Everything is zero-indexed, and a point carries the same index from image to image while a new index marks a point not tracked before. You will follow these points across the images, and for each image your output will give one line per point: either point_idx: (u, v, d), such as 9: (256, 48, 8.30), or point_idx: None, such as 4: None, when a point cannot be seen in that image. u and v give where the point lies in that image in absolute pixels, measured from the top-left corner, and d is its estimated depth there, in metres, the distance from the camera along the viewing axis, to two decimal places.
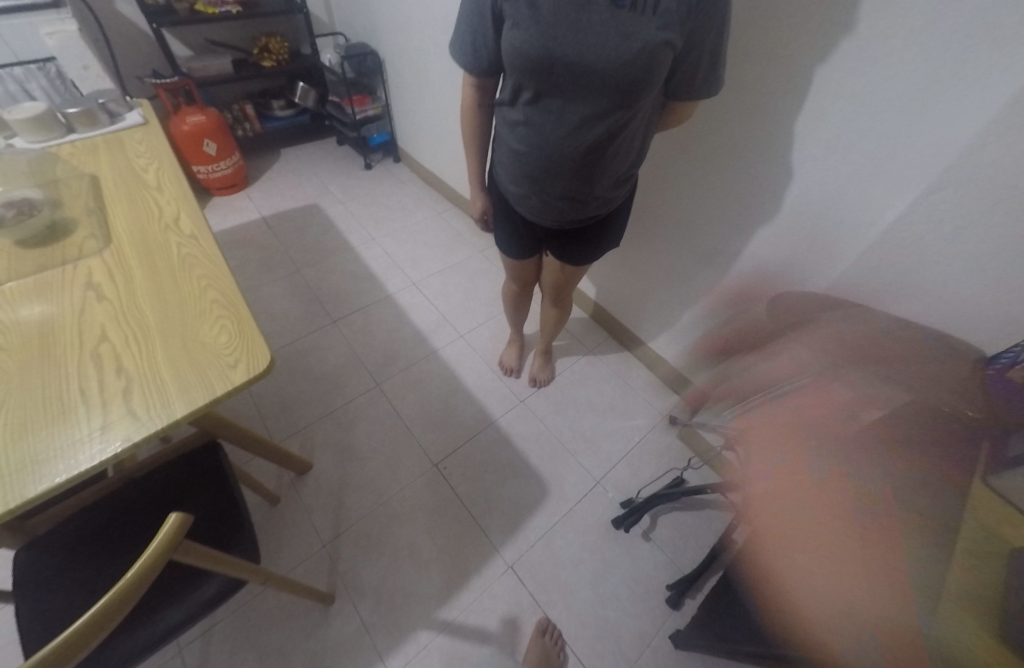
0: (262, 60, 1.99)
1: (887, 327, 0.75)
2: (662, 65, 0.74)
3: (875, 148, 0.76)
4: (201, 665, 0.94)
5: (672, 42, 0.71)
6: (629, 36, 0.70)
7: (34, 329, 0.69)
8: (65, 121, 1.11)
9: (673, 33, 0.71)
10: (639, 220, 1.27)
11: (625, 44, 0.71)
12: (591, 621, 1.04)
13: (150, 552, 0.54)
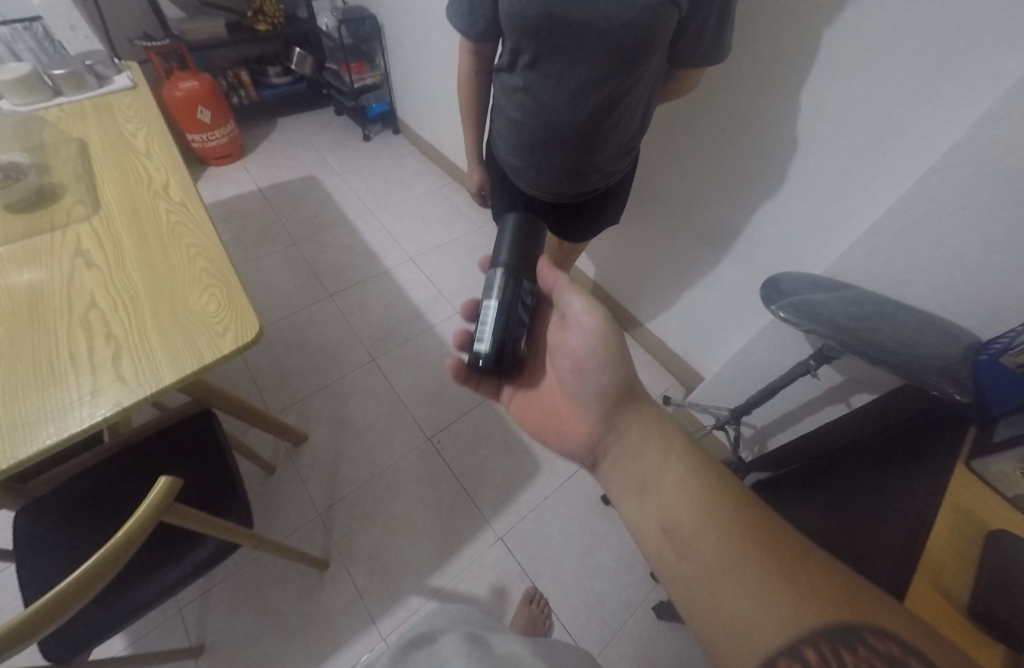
0: (257, 24, 1.93)
1: (882, 310, 0.74)
2: (666, 26, 0.71)
3: (881, 124, 0.74)
4: (200, 623, 0.97)
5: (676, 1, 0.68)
6: None
7: (24, 294, 0.69)
8: (52, 83, 1.06)
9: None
10: (639, 196, 1.24)
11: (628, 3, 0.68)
12: (577, 591, 1.06)
13: (139, 514, 0.56)
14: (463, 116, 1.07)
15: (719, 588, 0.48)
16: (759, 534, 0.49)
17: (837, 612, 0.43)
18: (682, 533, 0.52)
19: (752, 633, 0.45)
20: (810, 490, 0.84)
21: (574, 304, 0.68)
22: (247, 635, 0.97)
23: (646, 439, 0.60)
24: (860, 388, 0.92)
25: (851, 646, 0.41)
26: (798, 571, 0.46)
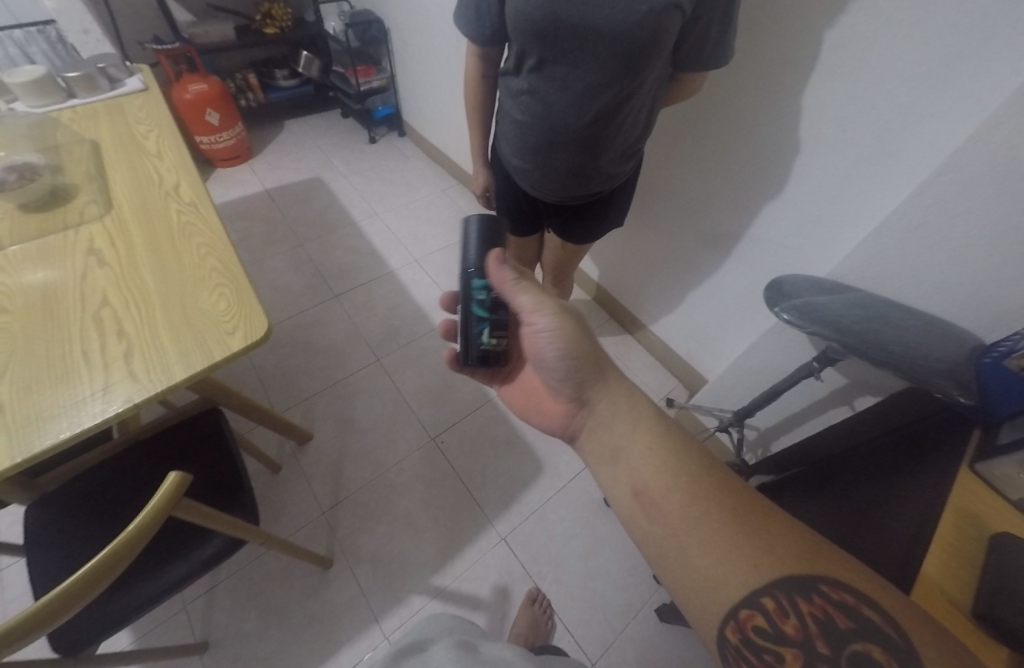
0: (265, 27, 1.95)
1: (887, 312, 0.74)
2: (670, 30, 0.72)
3: (887, 127, 0.74)
4: (205, 620, 0.98)
5: (681, 4, 0.69)
6: None
7: (38, 293, 0.70)
8: (65, 86, 1.08)
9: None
10: (643, 198, 1.25)
11: (633, 7, 0.69)
12: (580, 593, 1.07)
13: (150, 507, 0.57)
14: (469, 118, 1.08)
15: (686, 545, 0.48)
16: (723, 494, 0.50)
17: (794, 564, 0.44)
18: (651, 496, 0.52)
19: (713, 585, 0.46)
20: (813, 494, 0.83)
21: (525, 307, 0.65)
22: (252, 632, 0.98)
23: (615, 411, 0.61)
24: (864, 391, 0.92)
25: (807, 596, 0.42)
26: (758, 527, 0.47)
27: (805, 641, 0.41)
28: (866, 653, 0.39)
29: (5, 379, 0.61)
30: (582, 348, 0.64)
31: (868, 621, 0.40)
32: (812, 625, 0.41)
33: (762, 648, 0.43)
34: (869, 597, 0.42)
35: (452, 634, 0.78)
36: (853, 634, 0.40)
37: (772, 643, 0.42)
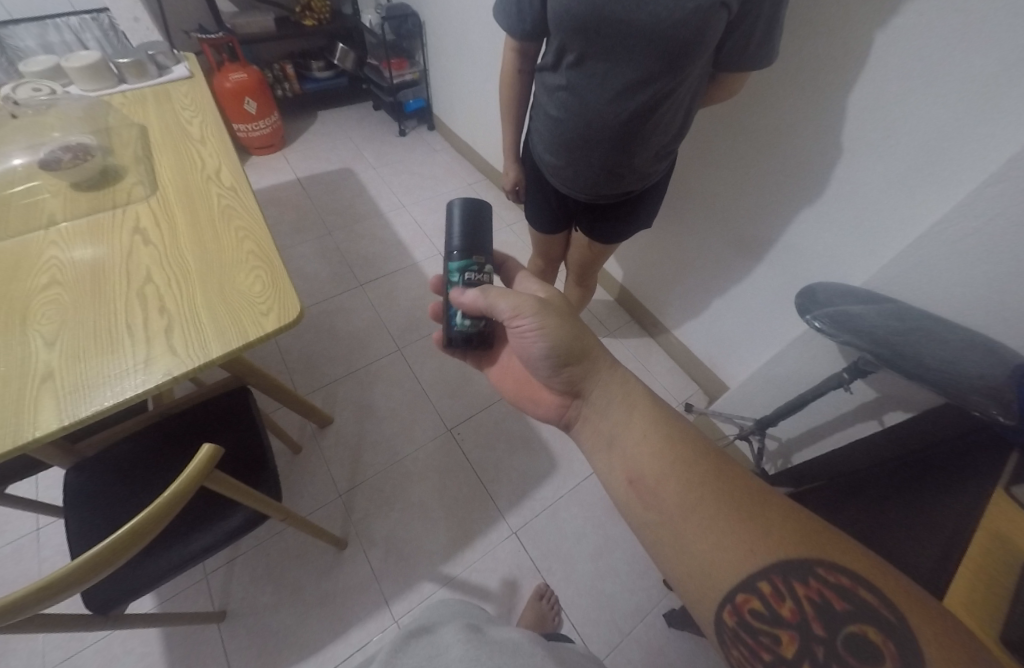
0: (304, 19, 1.99)
1: (925, 323, 0.72)
2: (714, 28, 0.71)
3: (937, 134, 0.72)
4: (224, 591, 1.02)
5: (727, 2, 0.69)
6: None
7: (87, 267, 0.74)
8: (117, 72, 1.13)
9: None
10: (674, 199, 1.24)
11: (678, 4, 0.69)
12: (589, 592, 1.07)
13: (184, 476, 0.60)
14: (501, 114, 1.09)
15: (682, 531, 0.48)
16: (717, 481, 0.49)
17: (789, 547, 0.44)
18: (647, 483, 0.53)
19: (710, 569, 0.46)
20: (837, 508, 0.81)
21: (506, 309, 0.64)
22: (267, 605, 1.01)
23: (607, 401, 0.61)
24: (895, 405, 0.90)
25: (804, 580, 0.42)
26: (753, 512, 0.47)
27: (802, 624, 0.41)
28: (861, 634, 0.39)
29: (55, 347, 0.64)
30: (567, 342, 0.63)
31: (863, 603, 0.40)
32: (809, 608, 0.41)
33: (759, 629, 0.43)
34: (862, 577, 0.41)
35: (461, 617, 0.80)
36: (849, 616, 0.40)
37: (769, 625, 0.43)
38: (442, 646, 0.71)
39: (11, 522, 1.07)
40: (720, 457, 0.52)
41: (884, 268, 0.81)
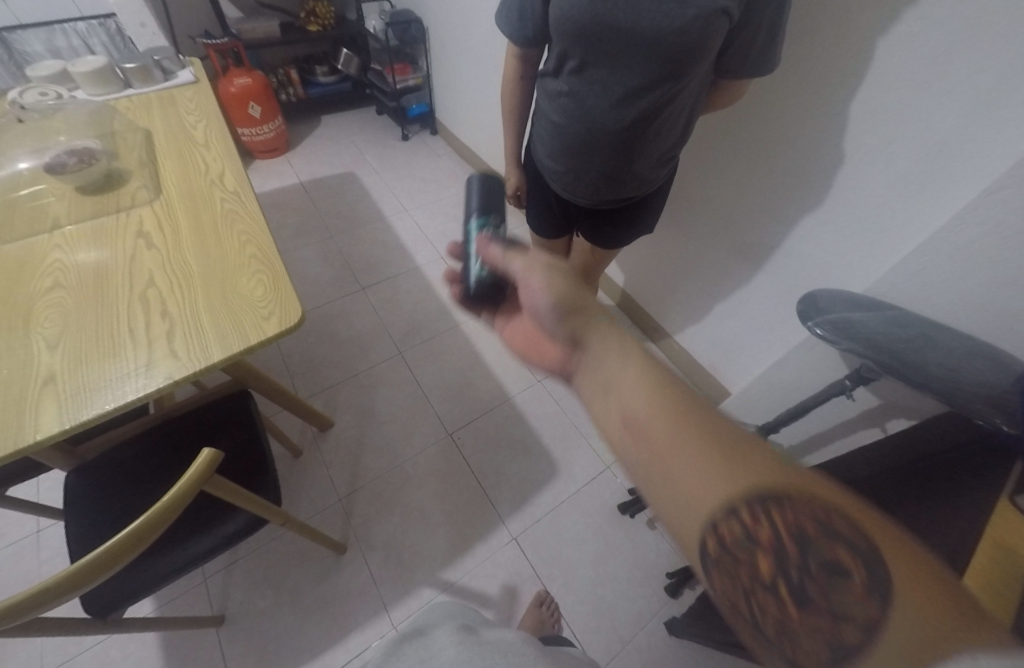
0: (308, 25, 2.01)
1: (928, 330, 0.71)
2: (716, 35, 0.72)
3: (939, 142, 0.72)
4: (223, 595, 1.02)
5: (728, 10, 0.69)
6: (684, 3, 0.69)
7: (90, 270, 0.74)
8: (123, 76, 1.14)
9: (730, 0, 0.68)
10: (676, 205, 1.24)
11: (678, 11, 0.69)
12: (589, 599, 1.06)
13: (184, 481, 0.60)
14: (503, 121, 1.10)
15: (667, 462, 0.44)
16: (700, 417, 0.46)
17: (767, 473, 0.40)
18: (639, 421, 0.49)
19: (688, 496, 0.42)
20: None
21: (521, 262, 0.66)
22: (265, 610, 1.01)
23: (608, 351, 0.57)
24: (898, 413, 0.89)
25: (778, 501, 0.38)
26: (735, 445, 0.43)
27: (777, 547, 0.36)
28: (831, 551, 0.34)
29: (58, 349, 0.64)
30: (574, 293, 0.63)
31: (837, 524, 0.35)
32: (779, 527, 0.36)
33: (735, 555, 0.38)
34: (838, 499, 0.36)
35: (456, 618, 0.79)
36: (823, 537, 0.35)
37: (742, 549, 0.38)
38: (435, 648, 0.70)
39: (12, 524, 1.07)
40: (703, 400, 0.48)
41: (886, 275, 0.81)
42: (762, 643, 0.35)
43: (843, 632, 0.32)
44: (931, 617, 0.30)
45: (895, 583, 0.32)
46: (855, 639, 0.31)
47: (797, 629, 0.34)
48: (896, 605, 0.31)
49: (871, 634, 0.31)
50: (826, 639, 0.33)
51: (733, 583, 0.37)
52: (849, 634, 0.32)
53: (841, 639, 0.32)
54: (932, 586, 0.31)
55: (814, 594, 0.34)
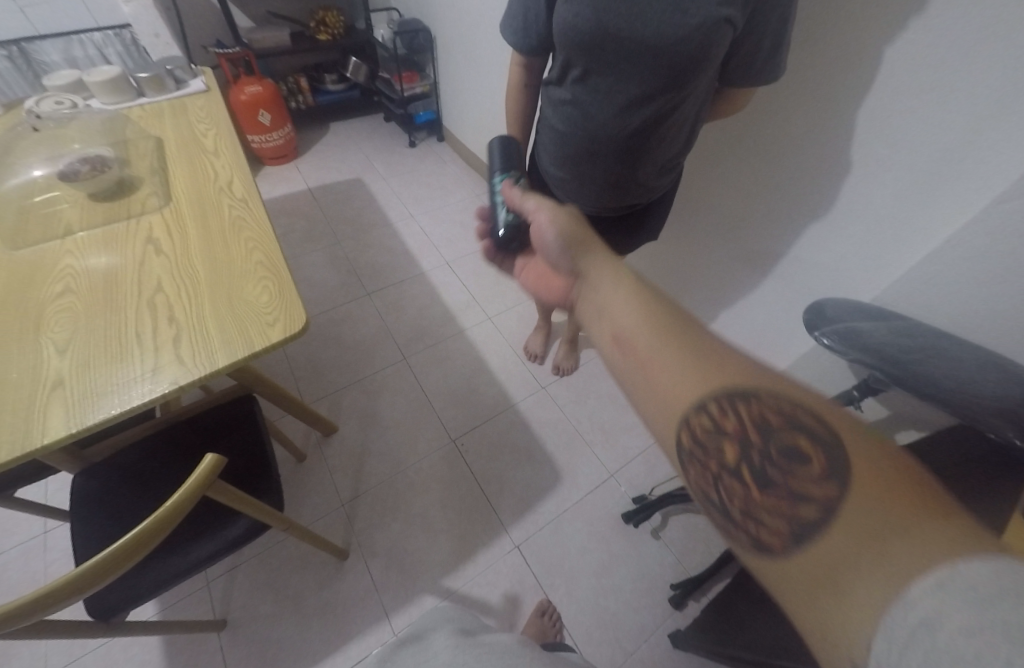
0: (318, 34, 2.04)
1: (936, 340, 0.70)
2: (719, 44, 0.72)
3: (947, 150, 0.72)
4: (225, 599, 1.02)
5: (732, 19, 0.70)
6: (687, 12, 0.69)
7: (100, 275, 0.75)
8: (137, 85, 1.16)
9: (734, 10, 0.69)
10: (681, 212, 1.24)
11: (682, 20, 0.70)
12: (591, 609, 1.05)
13: (187, 486, 0.61)
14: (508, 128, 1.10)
15: (650, 369, 0.47)
16: (683, 330, 0.48)
17: (739, 376, 0.42)
18: (627, 335, 0.50)
19: (668, 398, 0.44)
20: None
21: (534, 204, 0.71)
22: (267, 615, 1.01)
23: (603, 271, 0.58)
24: (906, 425, 0.88)
25: (746, 399, 0.40)
26: (713, 354, 0.45)
27: (741, 436, 0.39)
28: (792, 439, 0.37)
29: (67, 353, 0.65)
30: (576, 225, 0.66)
31: (798, 417, 0.38)
32: (747, 422, 0.39)
33: (706, 444, 0.40)
34: (803, 399, 0.39)
35: (453, 622, 0.79)
36: (785, 428, 0.38)
37: (712, 440, 0.40)
38: (432, 652, 0.70)
39: (20, 525, 1.08)
40: (683, 316, 0.50)
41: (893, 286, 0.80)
42: (728, 525, 0.37)
43: (800, 508, 0.34)
44: (897, 505, 0.31)
45: (855, 467, 0.34)
46: (812, 515, 0.33)
47: (759, 507, 0.36)
48: (853, 485, 0.33)
49: (829, 510, 0.33)
50: (785, 516, 0.35)
51: (703, 472, 0.40)
52: (808, 511, 0.34)
53: (799, 516, 0.34)
54: (902, 478, 0.32)
55: (776, 478, 0.36)
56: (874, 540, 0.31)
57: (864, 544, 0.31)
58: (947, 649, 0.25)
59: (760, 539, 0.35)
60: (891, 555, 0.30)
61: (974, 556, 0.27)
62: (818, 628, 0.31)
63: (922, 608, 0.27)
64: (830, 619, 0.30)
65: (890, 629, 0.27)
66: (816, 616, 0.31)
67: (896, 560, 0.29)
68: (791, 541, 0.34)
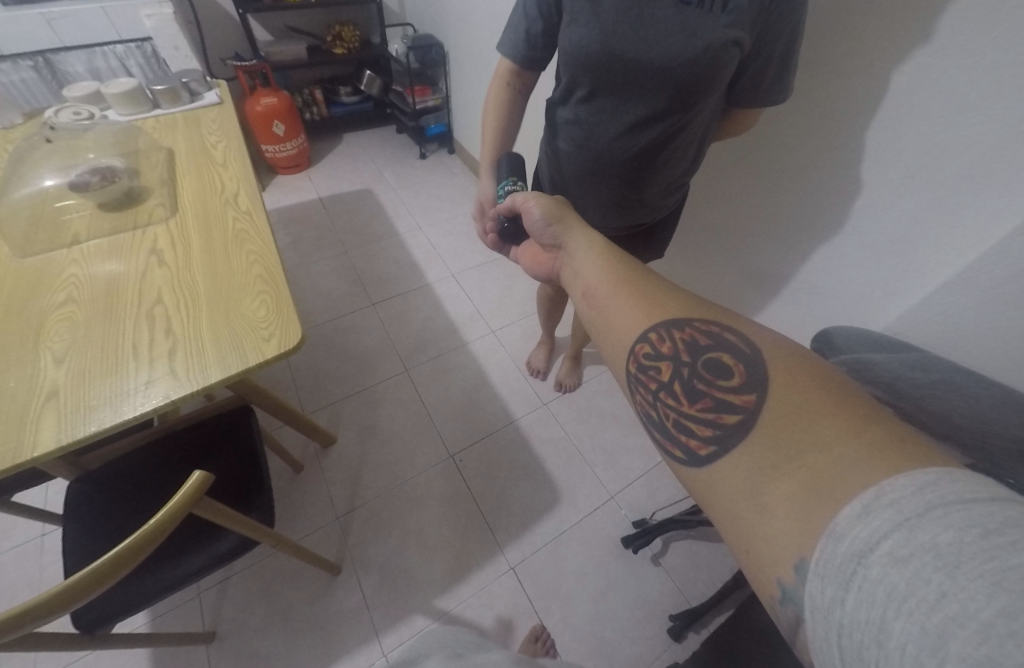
0: (334, 48, 2.08)
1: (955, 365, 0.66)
2: (727, 65, 0.71)
3: (961, 174, 0.69)
4: (215, 612, 1.01)
5: (740, 41, 0.69)
6: (694, 35, 0.69)
7: (103, 283, 0.76)
8: (152, 97, 1.19)
9: (742, 32, 0.68)
10: (689, 228, 1.23)
11: (690, 41, 0.69)
12: (587, 637, 1.02)
13: (171, 504, 0.60)
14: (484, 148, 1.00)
15: (604, 309, 0.51)
16: (636, 273, 0.52)
17: (682, 310, 0.46)
18: (588, 285, 0.54)
19: (618, 335, 0.48)
20: None
21: (519, 196, 0.68)
22: (256, 629, 1.00)
23: (578, 235, 0.60)
24: None
25: (681, 327, 0.45)
26: (661, 291, 0.49)
27: (675, 358, 0.43)
28: (719, 360, 0.42)
29: (63, 364, 0.66)
30: (557, 202, 0.65)
31: (727, 342, 0.42)
32: (684, 348, 0.43)
33: (647, 369, 0.45)
34: (732, 327, 0.43)
35: (447, 647, 0.77)
36: (710, 349, 0.43)
37: (653, 364, 0.44)
38: None
39: (18, 527, 1.09)
40: (640, 265, 0.54)
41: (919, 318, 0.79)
42: (665, 437, 0.42)
43: (723, 416, 0.38)
44: (807, 409, 0.35)
45: (773, 379, 0.38)
46: (733, 421, 0.38)
47: (690, 420, 0.41)
48: (768, 392, 0.37)
49: (747, 417, 0.37)
50: (711, 425, 0.39)
51: (645, 394, 0.45)
52: (729, 418, 0.38)
53: (722, 422, 0.38)
54: (817, 391, 0.36)
55: (705, 394, 0.41)
56: (788, 445, 0.34)
57: (779, 447, 0.34)
58: (884, 585, 0.25)
59: (691, 447, 0.40)
60: (806, 460, 0.33)
61: (901, 472, 0.29)
62: (739, 526, 0.35)
63: (853, 541, 0.28)
64: (749, 517, 0.34)
65: (826, 564, 0.28)
66: (737, 514, 0.35)
67: (812, 466, 0.32)
68: (714, 442, 0.38)
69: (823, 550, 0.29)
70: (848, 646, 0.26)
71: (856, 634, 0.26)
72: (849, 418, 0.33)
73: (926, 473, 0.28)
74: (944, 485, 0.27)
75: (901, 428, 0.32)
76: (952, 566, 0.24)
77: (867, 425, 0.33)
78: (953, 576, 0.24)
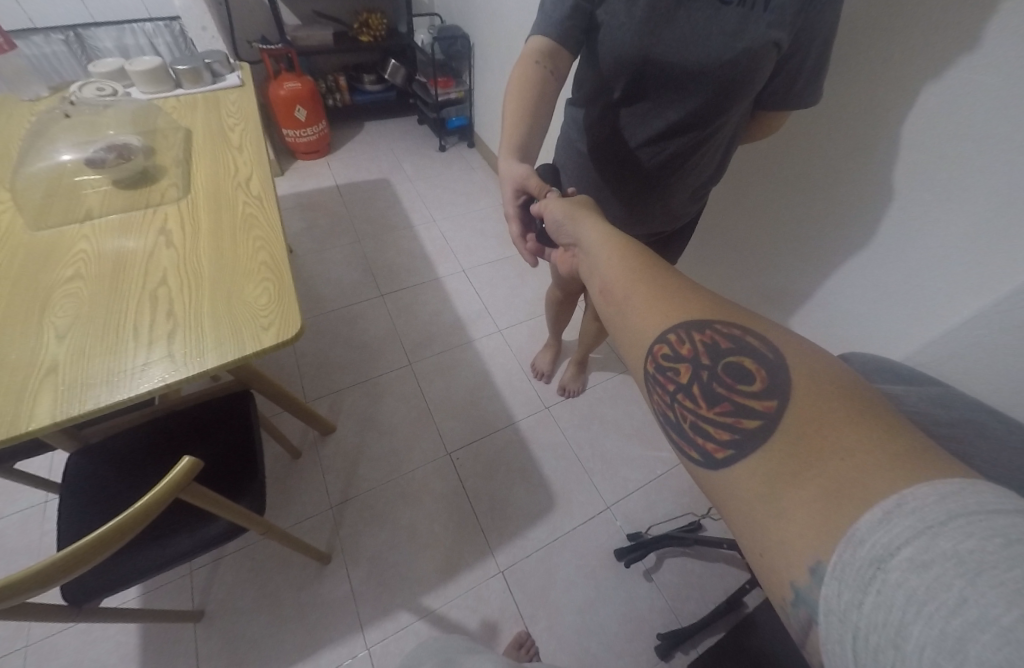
0: (360, 35, 2.08)
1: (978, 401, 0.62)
2: (763, 68, 0.69)
3: (1000, 196, 0.65)
4: (205, 590, 1.02)
5: (779, 42, 0.66)
6: (735, 36, 0.65)
7: (111, 261, 0.77)
8: (175, 76, 1.19)
9: (783, 33, 0.65)
10: (709, 236, 1.20)
11: (729, 43, 0.66)
12: (571, 647, 1.00)
13: (158, 489, 0.60)
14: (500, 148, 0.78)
15: (622, 308, 0.47)
16: (655, 269, 0.48)
17: (704, 309, 0.43)
18: (606, 285, 0.50)
19: (635, 333, 0.45)
20: None
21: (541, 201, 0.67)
22: (244, 612, 1.00)
23: (596, 228, 0.57)
24: None
25: (701, 329, 0.41)
26: (681, 289, 0.45)
27: (694, 361, 0.40)
28: (740, 364, 0.39)
29: (65, 340, 0.66)
30: (577, 201, 0.63)
31: (749, 345, 0.39)
32: (704, 350, 0.40)
33: (665, 370, 0.42)
34: (754, 330, 0.40)
35: (438, 653, 0.77)
36: (731, 352, 0.40)
37: (671, 366, 0.41)
38: None
39: (23, 492, 1.12)
40: (660, 260, 0.50)
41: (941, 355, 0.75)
42: (681, 439, 0.40)
43: (743, 420, 0.36)
44: (828, 416, 0.32)
45: (796, 384, 0.35)
46: (752, 426, 0.35)
47: (707, 422, 0.38)
48: (790, 398, 0.35)
49: (768, 423, 0.35)
50: (730, 428, 0.37)
51: (663, 396, 0.42)
52: (748, 423, 0.36)
53: (741, 426, 0.36)
54: (840, 397, 0.33)
55: (724, 397, 0.39)
56: (810, 452, 0.32)
57: (798, 454, 0.32)
58: (903, 589, 0.24)
59: (707, 449, 0.38)
60: (826, 468, 0.31)
61: (921, 482, 0.27)
62: (751, 530, 0.33)
63: (873, 545, 0.26)
64: (763, 520, 0.32)
65: (844, 569, 0.27)
66: (750, 518, 0.33)
67: (832, 475, 0.30)
68: (733, 447, 0.36)
69: (841, 554, 0.27)
70: (863, 648, 0.25)
71: (872, 637, 0.25)
72: (869, 427, 0.31)
73: (945, 483, 0.27)
74: (966, 495, 0.26)
75: (918, 437, 0.31)
76: (974, 573, 0.23)
77: (886, 433, 0.31)
78: (974, 582, 0.23)
